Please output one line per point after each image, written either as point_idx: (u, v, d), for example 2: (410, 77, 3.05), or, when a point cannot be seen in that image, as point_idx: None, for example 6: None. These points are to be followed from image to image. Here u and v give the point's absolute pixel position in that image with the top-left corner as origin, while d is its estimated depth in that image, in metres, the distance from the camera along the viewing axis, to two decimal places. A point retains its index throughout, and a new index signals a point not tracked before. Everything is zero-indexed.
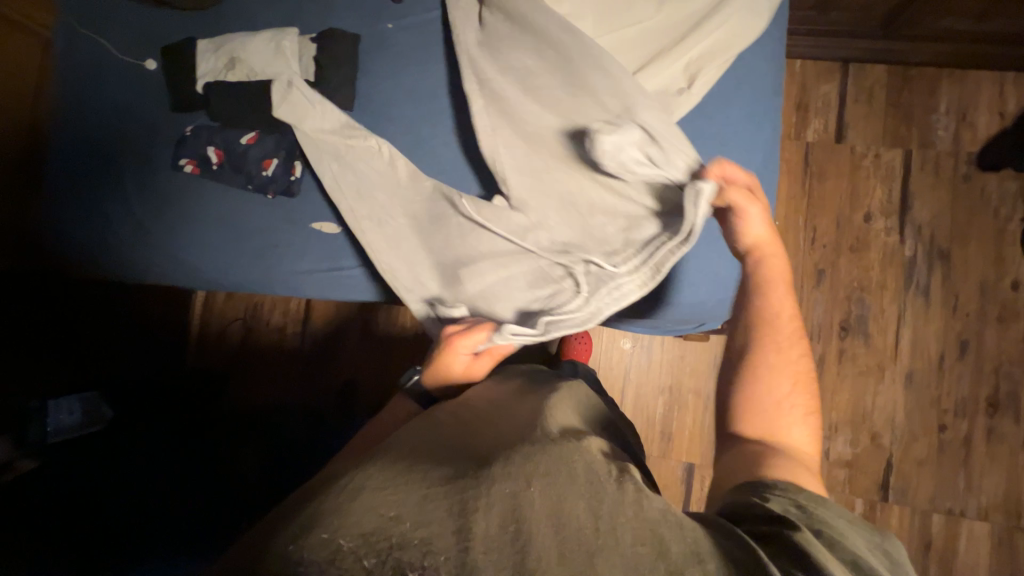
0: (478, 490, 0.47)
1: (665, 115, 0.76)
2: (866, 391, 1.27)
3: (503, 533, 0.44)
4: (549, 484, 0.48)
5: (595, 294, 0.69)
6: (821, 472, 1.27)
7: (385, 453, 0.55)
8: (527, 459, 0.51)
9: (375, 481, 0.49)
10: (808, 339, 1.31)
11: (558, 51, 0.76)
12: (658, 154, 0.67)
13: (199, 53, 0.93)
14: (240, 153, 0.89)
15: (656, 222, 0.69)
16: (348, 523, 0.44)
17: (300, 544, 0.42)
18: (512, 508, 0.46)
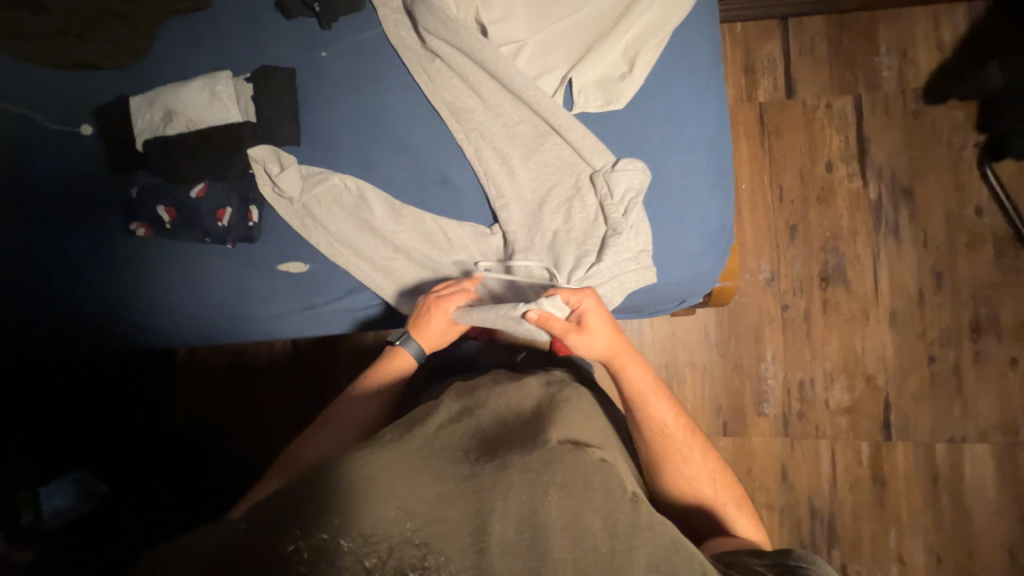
0: (496, 495, 0.55)
1: (612, 102, 0.76)
2: (855, 336, 1.30)
3: (515, 542, 0.53)
4: (564, 495, 0.56)
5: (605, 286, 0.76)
6: (824, 421, 1.30)
7: (406, 437, 0.61)
8: (549, 467, 0.58)
9: (393, 469, 0.55)
10: (791, 295, 1.33)
11: (495, 55, 0.78)
12: (611, 161, 0.76)
13: (134, 110, 0.90)
14: (191, 206, 0.85)
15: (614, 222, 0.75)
16: (369, 519, 0.51)
17: (312, 536, 0.50)
18: (526, 518, 0.55)
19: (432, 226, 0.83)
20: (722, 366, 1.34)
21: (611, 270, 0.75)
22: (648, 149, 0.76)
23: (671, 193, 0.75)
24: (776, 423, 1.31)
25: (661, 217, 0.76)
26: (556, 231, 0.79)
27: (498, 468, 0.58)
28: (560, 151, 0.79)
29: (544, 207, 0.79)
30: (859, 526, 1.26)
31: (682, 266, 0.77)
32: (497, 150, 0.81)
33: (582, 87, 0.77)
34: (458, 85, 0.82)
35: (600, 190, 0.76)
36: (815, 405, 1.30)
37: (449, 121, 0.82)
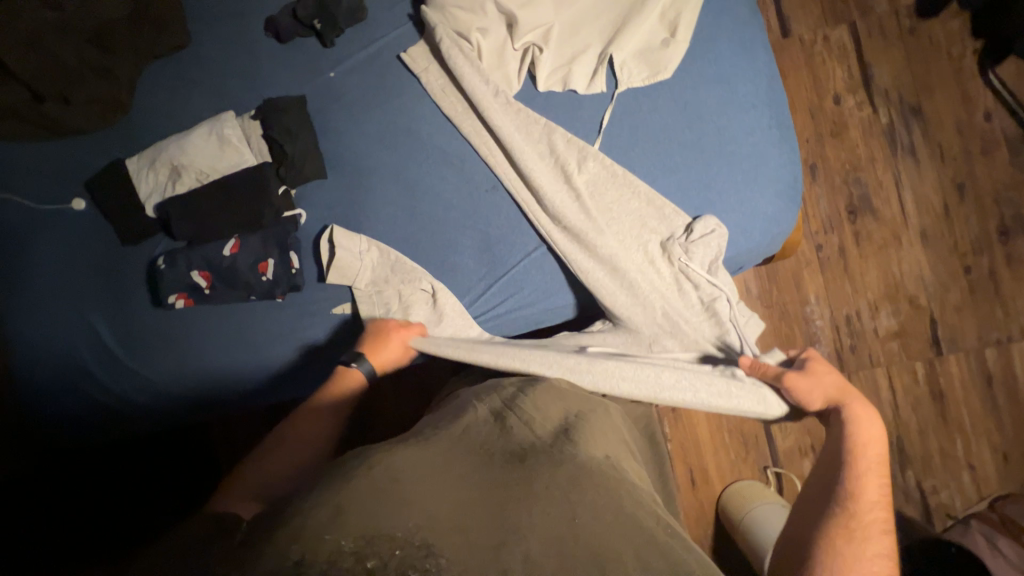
0: (523, 506, 0.46)
1: (658, 73, 0.73)
2: (891, 262, 1.32)
3: (547, 562, 0.41)
4: (593, 512, 0.47)
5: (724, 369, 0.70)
6: (876, 350, 1.32)
7: (428, 441, 0.53)
8: (577, 484, 0.49)
9: (412, 473, 0.47)
10: (823, 235, 1.33)
11: (526, 44, 0.74)
12: (704, 227, 0.71)
13: (134, 173, 0.81)
14: (228, 265, 0.78)
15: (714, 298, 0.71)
16: (378, 519, 0.41)
17: (306, 537, 0.38)
18: (557, 536, 0.44)
19: (488, 267, 0.79)
20: (769, 317, 1.34)
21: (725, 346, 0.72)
22: (707, 115, 0.73)
23: (741, 153, 0.73)
24: (831, 361, 1.33)
25: (735, 182, 0.73)
26: (629, 271, 0.73)
27: (525, 481, 0.48)
28: (622, 177, 0.73)
29: (611, 238, 0.73)
30: (928, 441, 1.30)
31: (761, 226, 0.75)
32: (550, 179, 0.74)
33: (624, 63, 0.74)
34: (488, 79, 0.75)
35: (672, 224, 0.73)
36: (865, 337, 1.32)
37: (492, 152, 0.77)
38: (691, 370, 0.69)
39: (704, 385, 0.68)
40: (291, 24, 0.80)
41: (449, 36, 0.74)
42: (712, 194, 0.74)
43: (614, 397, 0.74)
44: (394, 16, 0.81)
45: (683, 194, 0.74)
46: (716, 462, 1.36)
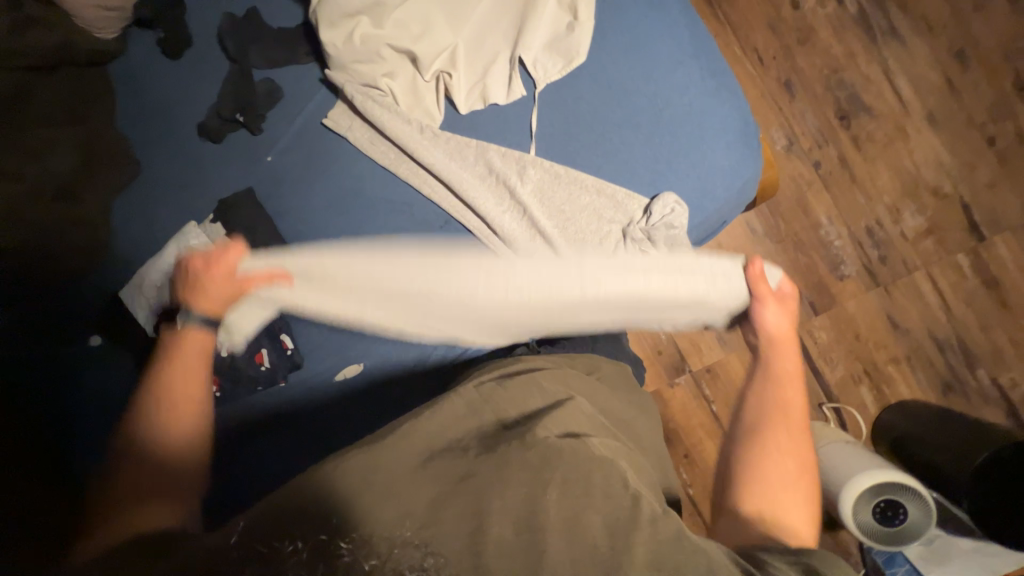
0: (494, 490, 0.48)
1: (572, 60, 0.70)
2: (902, 157, 1.21)
3: (514, 546, 0.45)
4: (564, 490, 0.49)
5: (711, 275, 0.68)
6: (909, 254, 1.22)
7: (407, 433, 0.54)
8: (548, 462, 0.51)
9: (393, 471, 0.50)
10: (818, 150, 1.24)
11: (434, 73, 0.72)
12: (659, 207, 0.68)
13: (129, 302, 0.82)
14: (228, 364, 0.79)
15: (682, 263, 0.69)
16: (369, 522, 0.46)
17: (311, 538, 0.45)
18: (525, 517, 0.46)
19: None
20: (783, 252, 1.27)
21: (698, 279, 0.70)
22: (633, 87, 0.69)
23: (680, 116, 0.68)
24: (862, 278, 1.25)
25: (683, 149, 0.69)
26: (596, 268, 0.70)
27: (499, 468, 0.50)
28: (569, 175, 0.71)
29: (571, 240, 0.70)
30: (993, 335, 1.20)
31: (726, 180, 0.69)
32: (495, 201, 0.73)
33: (535, 60, 0.71)
34: (409, 118, 0.74)
35: (631, 211, 0.70)
36: (894, 243, 1.22)
37: (435, 190, 0.76)
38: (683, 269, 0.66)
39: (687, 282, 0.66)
40: (218, 123, 0.83)
41: (356, 87, 0.72)
42: (665, 169, 0.69)
43: (600, 374, 0.76)
44: (307, 86, 0.82)
45: (637, 178, 0.70)
46: None
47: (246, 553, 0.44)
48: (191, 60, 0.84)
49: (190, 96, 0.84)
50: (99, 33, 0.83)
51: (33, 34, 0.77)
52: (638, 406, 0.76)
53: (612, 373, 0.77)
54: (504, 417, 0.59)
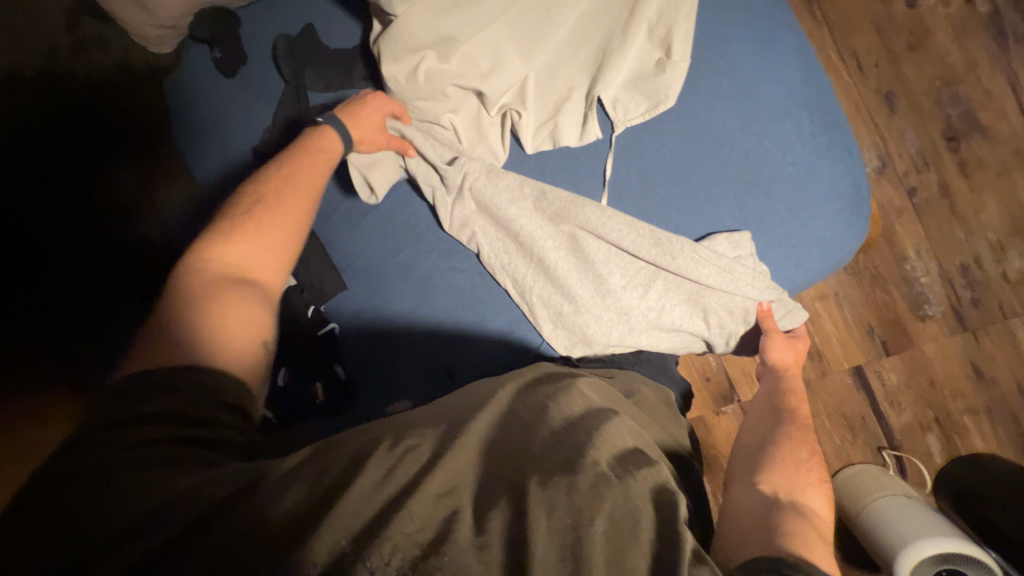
0: (536, 508, 0.41)
1: (660, 102, 0.62)
2: (1017, 187, 1.06)
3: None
4: (613, 527, 0.42)
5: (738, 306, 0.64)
6: (1008, 297, 1.10)
7: (459, 439, 0.48)
8: (601, 489, 0.43)
9: (443, 474, 0.44)
10: (915, 174, 1.10)
11: (502, 109, 0.66)
12: (716, 242, 0.61)
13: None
14: (284, 392, 0.81)
15: (729, 298, 0.63)
16: (392, 523, 0.39)
17: (328, 540, 0.38)
18: (568, 544, 0.40)
19: (508, 350, 0.76)
20: (858, 285, 1.16)
21: (726, 315, 0.64)
22: (728, 138, 0.61)
23: (780, 178, 0.60)
24: (947, 320, 1.13)
25: (779, 214, 0.61)
26: (652, 326, 0.65)
27: (546, 488, 0.43)
28: (642, 225, 0.63)
29: (633, 292, 0.65)
30: None
31: (821, 250, 0.61)
32: (553, 242, 0.66)
33: (616, 100, 0.63)
34: (471, 157, 0.68)
35: (704, 275, 0.61)
36: (991, 284, 1.10)
37: (490, 223, 0.68)
38: (734, 262, 0.60)
39: (724, 277, 0.60)
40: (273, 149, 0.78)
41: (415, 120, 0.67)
42: (754, 237, 0.61)
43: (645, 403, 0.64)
44: None
45: (718, 241, 0.61)
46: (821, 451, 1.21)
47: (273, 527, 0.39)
48: (246, 77, 0.80)
49: (242, 115, 0.81)
50: (152, 48, 0.80)
51: (92, 53, 0.79)
52: (675, 439, 0.64)
53: (649, 399, 0.65)
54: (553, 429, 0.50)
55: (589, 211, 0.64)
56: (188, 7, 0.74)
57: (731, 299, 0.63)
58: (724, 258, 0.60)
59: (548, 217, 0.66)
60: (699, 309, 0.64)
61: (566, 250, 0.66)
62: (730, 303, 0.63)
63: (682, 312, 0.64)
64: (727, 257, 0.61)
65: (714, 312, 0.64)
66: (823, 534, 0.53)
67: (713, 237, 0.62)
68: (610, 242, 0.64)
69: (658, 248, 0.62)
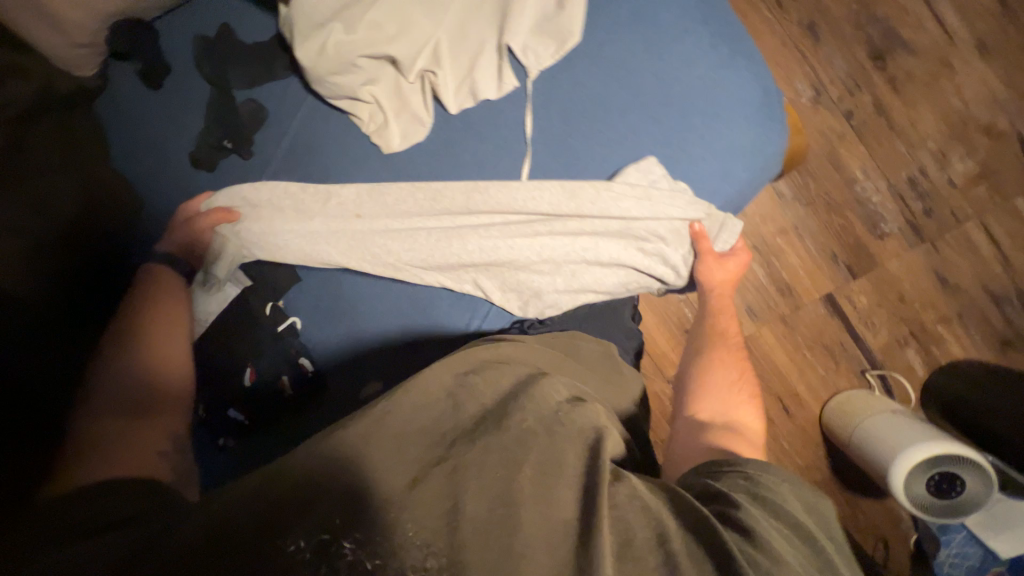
0: (469, 473, 0.46)
1: (566, 40, 0.64)
2: (947, 95, 1.09)
3: (490, 524, 0.43)
4: (538, 473, 0.48)
5: (668, 230, 0.67)
6: (958, 203, 1.12)
7: (382, 419, 0.49)
8: (522, 443, 0.50)
9: (376, 456, 0.46)
10: (849, 98, 1.12)
11: (418, 73, 0.67)
12: (631, 176, 0.64)
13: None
14: (255, 392, 0.79)
15: (658, 222, 0.66)
16: (347, 526, 0.41)
17: (314, 537, 0.40)
18: (504, 494, 0.45)
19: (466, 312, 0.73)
20: (814, 215, 1.18)
21: (661, 242, 0.67)
22: (636, 63, 0.63)
23: (690, 94, 0.62)
24: (906, 234, 1.15)
25: (698, 128, 0.63)
26: (592, 265, 0.68)
27: (477, 451, 0.48)
28: (558, 189, 0.66)
29: (566, 242, 0.67)
30: None
31: (741, 157, 0.64)
32: (480, 223, 0.70)
33: (525, 46, 0.65)
34: (396, 126, 0.71)
35: (628, 209, 0.64)
36: (941, 193, 1.12)
37: (416, 218, 0.71)
38: (649, 191, 0.63)
39: (645, 206, 0.64)
40: (210, 150, 0.79)
41: (334, 97, 0.69)
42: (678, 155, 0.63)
43: (586, 354, 0.71)
44: (289, 100, 0.77)
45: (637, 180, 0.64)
46: (806, 384, 1.22)
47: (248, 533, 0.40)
48: (173, 88, 0.81)
49: (173, 125, 0.81)
50: (74, 71, 0.81)
51: (12, 83, 0.76)
52: (615, 386, 0.70)
53: (590, 352, 0.71)
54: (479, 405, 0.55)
55: (499, 188, 0.68)
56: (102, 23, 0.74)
57: (660, 223, 0.66)
58: (642, 187, 0.63)
59: (465, 197, 0.70)
60: (635, 241, 0.67)
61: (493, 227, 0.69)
62: (661, 227, 0.66)
63: (621, 247, 0.67)
64: (647, 182, 0.63)
65: (650, 240, 0.67)
66: (750, 438, 0.66)
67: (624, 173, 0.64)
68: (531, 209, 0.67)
69: (574, 199, 0.66)
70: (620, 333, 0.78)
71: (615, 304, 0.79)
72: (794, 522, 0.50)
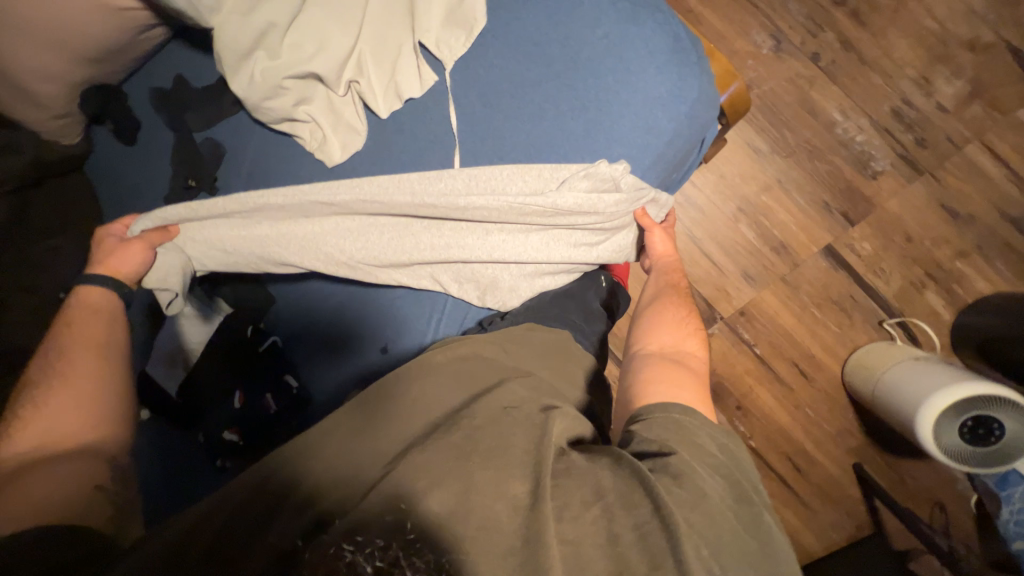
0: (417, 467, 0.46)
1: (474, 25, 0.68)
2: (916, 19, 1.04)
3: (439, 514, 0.42)
4: (488, 460, 0.46)
5: (612, 205, 0.66)
6: (952, 126, 1.04)
7: (351, 430, 0.53)
8: (471, 437, 0.49)
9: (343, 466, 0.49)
10: (812, 40, 1.08)
11: (345, 84, 0.71)
12: (571, 172, 0.65)
13: (160, 378, 0.80)
14: (243, 412, 0.79)
15: (603, 203, 0.65)
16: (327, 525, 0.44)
17: (304, 537, 0.43)
18: (452, 482, 0.44)
19: (436, 310, 0.74)
20: (797, 165, 1.12)
21: (608, 218, 0.67)
22: (543, 36, 0.67)
23: (598, 53, 0.65)
24: (901, 169, 1.07)
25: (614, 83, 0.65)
26: (543, 245, 0.69)
27: (427, 448, 0.48)
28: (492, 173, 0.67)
29: (511, 230, 0.68)
30: None
31: (663, 104, 0.65)
32: (425, 226, 0.70)
33: (439, 40, 0.69)
34: (332, 136, 0.73)
35: (569, 203, 0.64)
36: (931, 120, 1.05)
37: (361, 224, 0.71)
38: (588, 184, 0.65)
39: (590, 201, 0.65)
40: (177, 194, 0.84)
41: (273, 120, 0.73)
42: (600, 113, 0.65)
43: (546, 331, 0.69)
44: (242, 134, 0.82)
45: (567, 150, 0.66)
46: (821, 344, 1.13)
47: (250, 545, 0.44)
48: (144, 142, 0.89)
49: (149, 176, 0.89)
50: (62, 141, 0.88)
51: (7, 161, 0.84)
52: (570, 377, 0.66)
53: (544, 342, 0.68)
54: (441, 405, 0.56)
55: (438, 182, 0.68)
56: (72, 92, 0.82)
57: (604, 201, 0.65)
58: (585, 178, 0.64)
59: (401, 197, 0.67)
60: (582, 217, 0.66)
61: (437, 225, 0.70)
62: (606, 204, 0.65)
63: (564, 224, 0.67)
64: (587, 178, 0.65)
65: (596, 215, 0.66)
66: (691, 370, 0.60)
67: (564, 172, 0.65)
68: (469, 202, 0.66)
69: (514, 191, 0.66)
70: (581, 323, 0.73)
71: (579, 289, 0.76)
72: (734, 475, 0.48)
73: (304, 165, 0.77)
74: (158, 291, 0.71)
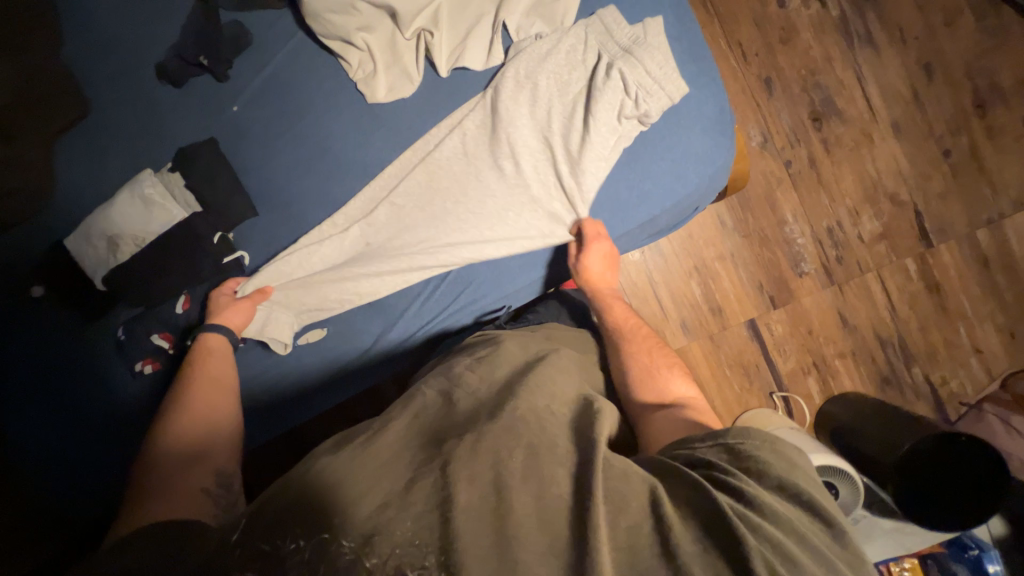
0: (460, 467, 0.46)
1: (555, 29, 0.74)
2: (864, 163, 1.28)
3: (482, 512, 0.44)
4: (530, 456, 0.48)
5: (598, 94, 0.72)
6: (864, 255, 1.30)
7: (386, 424, 0.54)
8: (513, 432, 0.50)
9: (368, 459, 0.48)
10: (790, 149, 1.28)
11: (415, 31, 0.72)
12: (529, 56, 0.74)
13: (87, 259, 0.78)
14: (185, 323, 0.81)
15: (596, 100, 0.72)
16: (352, 520, 0.43)
17: (313, 537, 0.42)
18: (490, 486, 0.45)
19: (460, 294, 0.82)
20: (749, 246, 1.31)
21: (598, 118, 0.72)
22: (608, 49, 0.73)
23: (590, 79, 0.73)
24: (819, 276, 1.31)
25: (601, 101, 0.71)
26: (536, 149, 0.75)
27: (467, 448, 0.48)
28: (465, 135, 0.76)
29: (494, 128, 0.75)
30: (929, 336, 1.29)
31: (687, 155, 0.76)
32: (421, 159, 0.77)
33: (518, 25, 0.74)
34: (382, 73, 0.75)
35: (547, 101, 0.74)
36: (851, 245, 1.30)
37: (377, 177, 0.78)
38: (561, 83, 0.74)
39: (560, 91, 0.74)
40: (178, 65, 0.78)
41: (328, 34, 0.73)
42: (583, 134, 0.73)
43: (553, 333, 0.80)
44: (280, 33, 0.78)
45: (538, 136, 0.75)
46: (723, 399, 1.33)
47: (244, 556, 0.42)
48: None
49: (146, 34, 0.79)
50: None
51: None
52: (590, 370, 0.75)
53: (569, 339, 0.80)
54: (465, 405, 0.57)
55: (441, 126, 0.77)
56: None
57: (590, 96, 0.73)
58: (562, 81, 0.74)
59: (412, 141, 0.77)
60: (564, 115, 0.74)
61: (437, 134, 0.77)
62: (590, 91, 0.73)
63: (549, 115, 0.74)
64: (564, 78, 0.74)
65: (584, 107, 0.73)
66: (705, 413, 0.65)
67: (521, 55, 0.74)
68: (462, 129, 0.76)
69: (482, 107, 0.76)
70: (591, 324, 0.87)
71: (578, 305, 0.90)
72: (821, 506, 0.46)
73: (337, 85, 0.77)
74: (115, 235, 0.77)
